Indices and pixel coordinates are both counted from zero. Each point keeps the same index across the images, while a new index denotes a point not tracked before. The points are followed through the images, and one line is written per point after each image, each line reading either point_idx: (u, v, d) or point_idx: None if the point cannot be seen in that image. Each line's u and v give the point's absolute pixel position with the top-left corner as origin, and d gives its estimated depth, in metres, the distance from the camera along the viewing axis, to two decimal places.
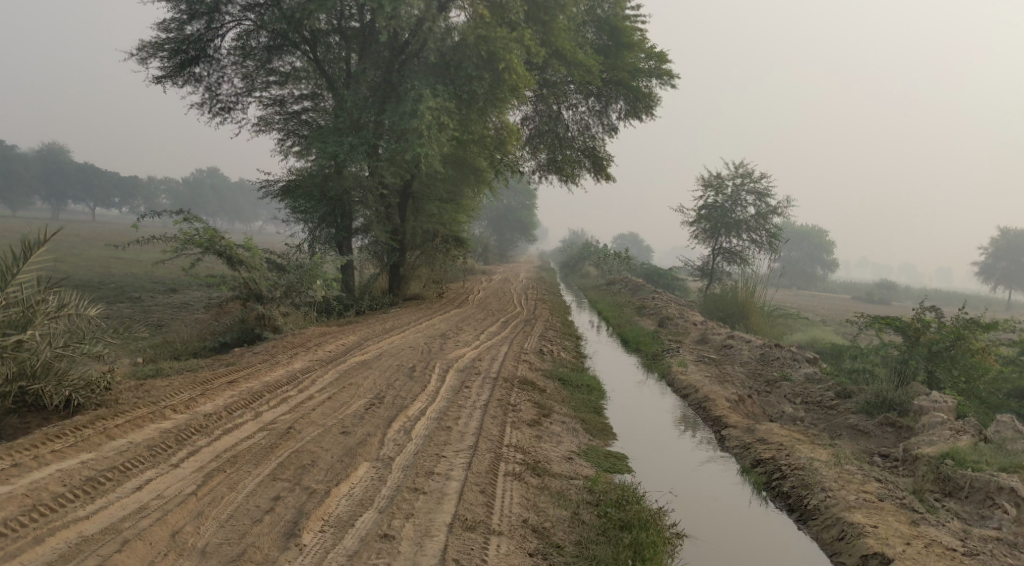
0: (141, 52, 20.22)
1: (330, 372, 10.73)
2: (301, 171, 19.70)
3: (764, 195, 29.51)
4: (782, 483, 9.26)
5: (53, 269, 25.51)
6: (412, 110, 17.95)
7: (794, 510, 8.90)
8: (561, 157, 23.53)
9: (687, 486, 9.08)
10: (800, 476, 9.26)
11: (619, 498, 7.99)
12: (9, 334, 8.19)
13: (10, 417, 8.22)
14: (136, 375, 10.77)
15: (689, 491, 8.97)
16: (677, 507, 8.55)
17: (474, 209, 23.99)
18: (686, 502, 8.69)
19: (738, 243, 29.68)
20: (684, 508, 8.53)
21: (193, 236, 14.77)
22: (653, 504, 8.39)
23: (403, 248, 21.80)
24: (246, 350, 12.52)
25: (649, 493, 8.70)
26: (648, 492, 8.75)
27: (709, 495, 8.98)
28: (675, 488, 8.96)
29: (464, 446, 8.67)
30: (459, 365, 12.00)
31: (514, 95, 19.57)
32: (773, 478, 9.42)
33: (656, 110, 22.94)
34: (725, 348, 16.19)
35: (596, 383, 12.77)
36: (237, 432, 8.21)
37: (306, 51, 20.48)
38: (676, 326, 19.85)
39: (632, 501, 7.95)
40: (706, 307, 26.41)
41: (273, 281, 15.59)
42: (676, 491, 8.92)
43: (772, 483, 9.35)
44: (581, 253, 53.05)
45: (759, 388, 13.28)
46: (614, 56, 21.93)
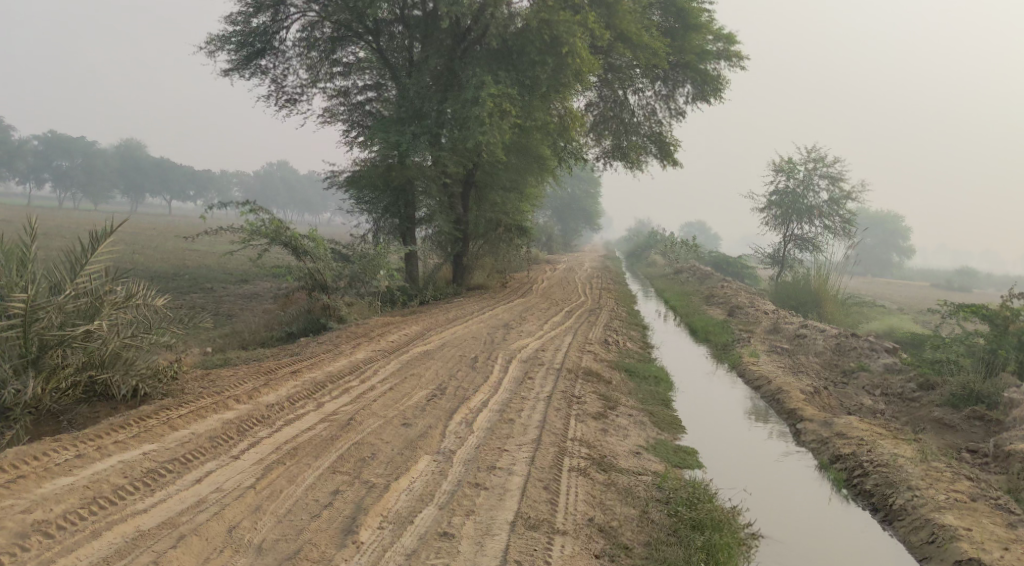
0: (209, 45, 20.54)
1: (392, 362, 10.67)
2: (365, 161, 19.71)
3: (838, 179, 28.52)
4: (865, 481, 8.81)
5: (129, 260, 26.28)
6: (475, 96, 17.91)
7: (878, 510, 8.44)
8: (627, 144, 22.87)
9: (762, 483, 8.70)
10: (884, 474, 8.78)
11: (689, 496, 7.67)
12: (78, 324, 8.31)
13: (80, 406, 8.41)
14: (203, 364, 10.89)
15: (764, 489, 8.59)
16: (752, 505, 8.18)
17: (538, 197, 23.76)
18: (762, 501, 8.31)
19: (811, 229, 28.78)
20: (759, 507, 8.17)
21: (259, 227, 14.86)
22: (726, 503, 8.05)
23: (466, 238, 21.69)
24: (311, 340, 12.56)
25: (722, 491, 8.35)
26: (721, 489, 8.40)
27: (785, 493, 8.58)
28: (749, 486, 8.58)
29: (528, 439, 8.47)
30: (522, 355, 11.81)
31: (578, 80, 19.08)
32: (854, 475, 8.97)
33: (724, 93, 22.27)
34: (798, 337, 15.62)
35: (663, 373, 12.44)
36: (298, 423, 8.17)
37: (370, 41, 20.51)
38: (746, 315, 19.30)
39: (705, 499, 7.63)
40: (777, 295, 25.67)
41: (338, 271, 15.69)
42: (750, 488, 8.54)
43: (854, 481, 8.90)
44: (647, 241, 52.47)
45: (835, 380, 12.74)
46: (681, 38, 21.41)
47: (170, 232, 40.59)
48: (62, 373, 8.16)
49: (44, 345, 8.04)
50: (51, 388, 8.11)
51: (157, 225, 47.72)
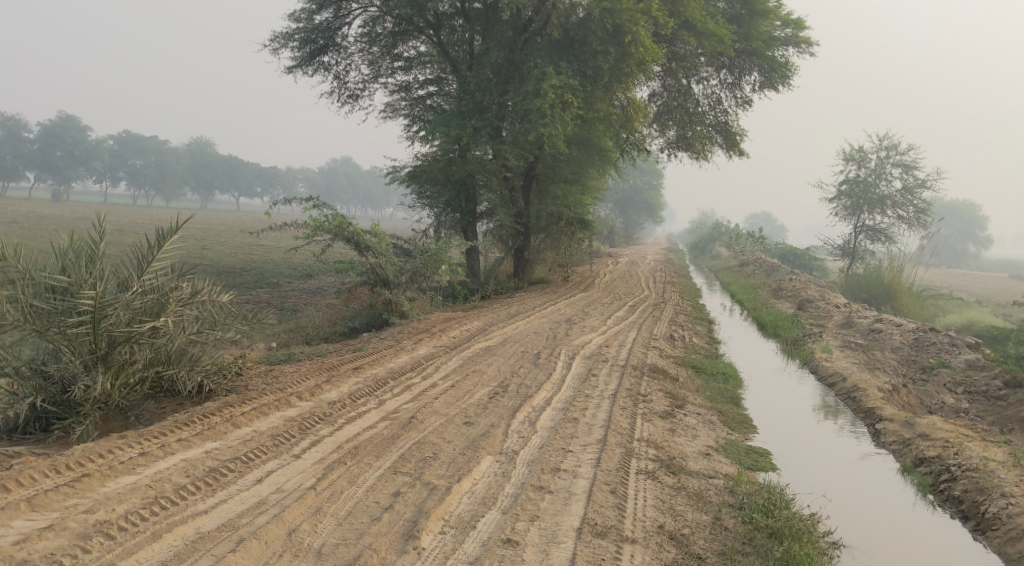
0: (273, 43, 20.78)
1: (454, 358, 10.57)
2: (426, 156, 19.67)
3: (911, 167, 27.43)
4: (952, 487, 8.34)
5: (198, 256, 26.89)
6: (536, 88, 17.69)
7: (969, 519, 7.97)
8: (691, 134, 22.21)
9: (841, 488, 8.30)
10: (974, 479, 8.29)
11: (765, 503, 7.38)
12: (145, 321, 8.39)
13: (148, 402, 8.56)
14: (268, 360, 10.99)
15: (843, 494, 8.19)
16: (832, 512, 7.81)
17: (600, 190, 23.44)
18: (842, 507, 7.93)
19: (883, 220, 27.74)
20: (839, 514, 7.79)
21: (322, 222, 14.96)
22: (804, 510, 7.69)
23: (528, 232, 21.46)
24: (373, 335, 12.56)
25: (799, 497, 7.99)
26: (798, 495, 8.04)
27: (866, 498, 8.17)
28: (827, 491, 8.20)
29: (592, 439, 8.25)
30: (585, 352, 11.59)
31: (641, 69, 18.53)
32: (941, 480, 8.50)
33: (793, 80, 21.65)
34: (873, 331, 15.00)
35: (732, 370, 12.07)
36: (360, 421, 8.12)
37: (431, 36, 20.47)
38: (817, 309, 18.67)
39: (782, 507, 7.30)
40: (848, 288, 24.82)
41: (400, 266, 15.68)
42: (829, 493, 8.16)
43: (940, 487, 8.44)
44: (711, 234, 51.59)
45: (914, 376, 12.17)
46: (748, 25, 20.83)
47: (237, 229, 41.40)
48: (130, 369, 8.28)
49: (113, 341, 8.14)
50: (119, 384, 8.24)
51: (226, 223, 48.79)
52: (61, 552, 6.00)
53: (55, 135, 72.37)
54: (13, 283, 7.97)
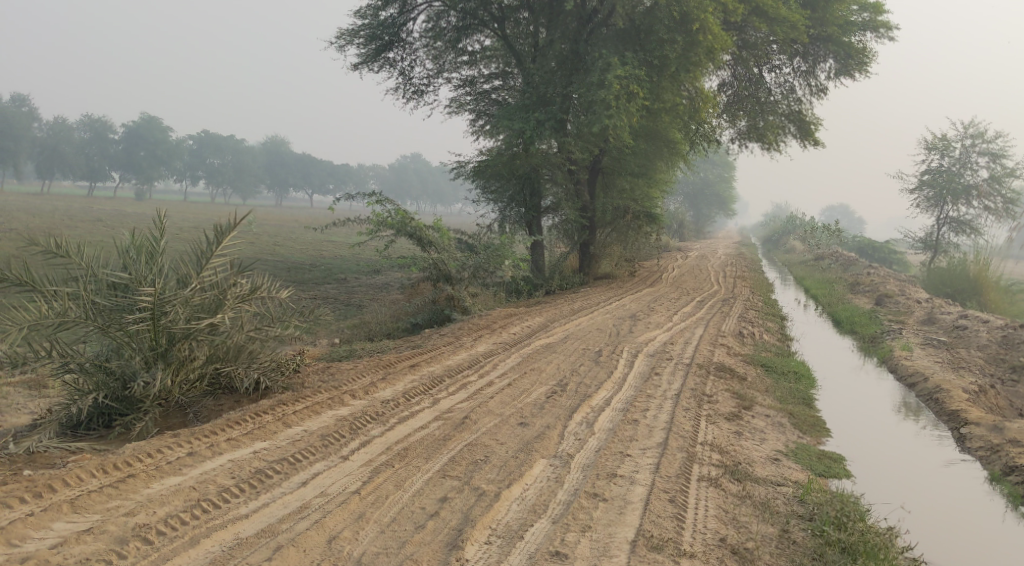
0: (339, 41, 20.90)
1: (513, 356, 10.35)
2: (490, 151, 19.53)
3: (999, 155, 26.03)
4: None
5: (270, 252, 27.37)
6: (600, 79, 17.33)
7: None
8: (763, 124, 21.49)
9: (922, 500, 7.77)
10: None
11: (838, 514, 6.95)
12: (202, 318, 8.42)
13: (206, 399, 8.62)
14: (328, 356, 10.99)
15: (924, 506, 7.67)
16: (912, 526, 7.31)
17: (668, 183, 22.90)
18: (923, 521, 7.41)
19: (968, 211, 26.40)
20: (920, 529, 7.28)
21: (385, 218, 14.93)
22: (880, 522, 7.22)
23: (593, 226, 21.13)
24: (434, 332, 12.45)
25: (876, 508, 7.51)
26: (876, 506, 7.56)
27: (949, 509, 7.65)
28: (906, 502, 7.69)
29: (653, 443, 7.93)
30: (649, 349, 11.22)
31: (710, 58, 18.04)
32: None
33: (871, 67, 20.68)
34: (957, 329, 14.18)
35: (805, 368, 11.54)
36: (412, 421, 7.99)
37: (495, 29, 20.32)
38: (896, 304, 17.84)
39: (855, 520, 6.86)
40: (930, 282, 23.70)
41: (462, 261, 15.53)
42: (908, 505, 7.66)
43: None
44: (785, 227, 50.22)
45: (1003, 376, 11.43)
46: (822, 10, 20.02)
47: (305, 224, 42.02)
48: (189, 366, 8.33)
49: (172, 338, 8.19)
50: (179, 380, 8.30)
51: (298, 219, 49.62)
52: (99, 556, 5.99)
53: (138, 135, 74.91)
54: (76, 280, 8.07)
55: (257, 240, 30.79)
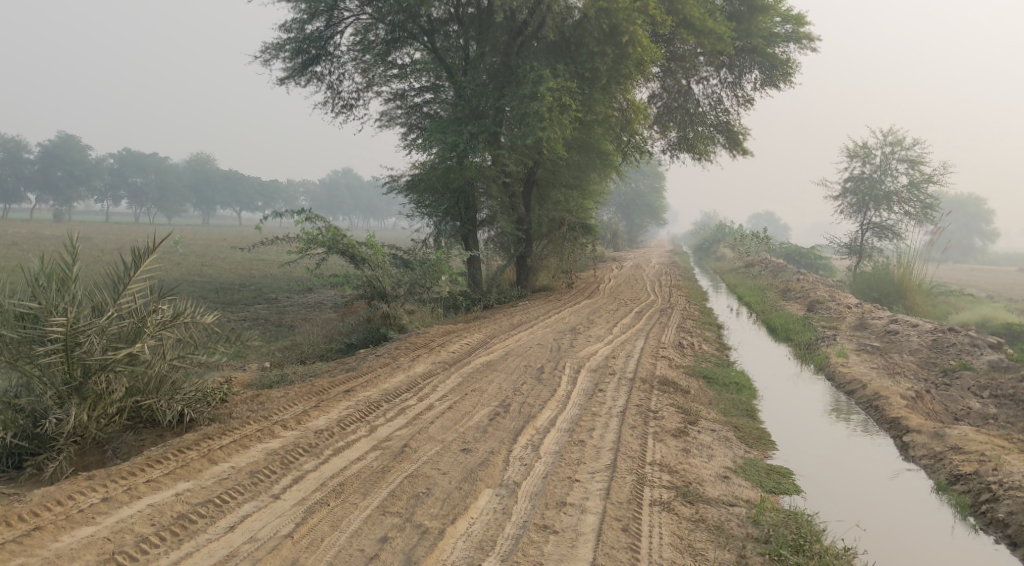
0: (263, 55, 20.35)
1: (453, 376, 10.03)
2: (423, 165, 19.21)
3: (917, 162, 26.90)
4: (996, 509, 7.78)
5: (195, 272, 26.44)
6: (533, 92, 17.20)
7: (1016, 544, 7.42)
8: (693, 134, 21.68)
9: (875, 516, 7.75)
10: (1020, 499, 7.73)
11: (794, 537, 6.88)
12: (120, 348, 7.91)
13: (127, 434, 8.06)
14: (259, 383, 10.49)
15: (878, 523, 7.65)
16: (869, 546, 7.27)
17: (602, 194, 22.93)
18: (879, 539, 7.38)
19: (890, 217, 27.16)
20: (877, 548, 7.25)
21: (315, 235, 14.40)
22: (836, 543, 7.17)
23: (529, 239, 20.95)
24: (370, 353, 12.05)
25: (832, 529, 7.44)
26: (831, 526, 7.49)
27: (901, 523, 7.67)
28: (861, 520, 7.65)
29: (601, 465, 7.72)
30: (591, 364, 11.04)
31: (640, 70, 18.05)
32: (981, 501, 7.95)
33: (795, 77, 21.15)
34: (888, 333, 14.43)
35: (745, 379, 11.52)
36: (348, 452, 7.62)
37: (425, 42, 20.07)
38: (828, 310, 18.13)
39: (812, 544, 6.80)
40: (856, 286, 24.26)
41: (397, 278, 15.14)
42: (862, 522, 7.63)
43: (981, 508, 7.89)
44: (715, 234, 51.08)
45: (936, 381, 11.62)
46: (747, 22, 20.33)
47: (231, 243, 40.92)
48: (108, 400, 7.79)
49: (87, 371, 7.67)
50: (96, 415, 7.76)
51: (226, 239, 48.31)
52: None
53: (54, 155, 72.02)
54: None
55: (181, 260, 29.71)
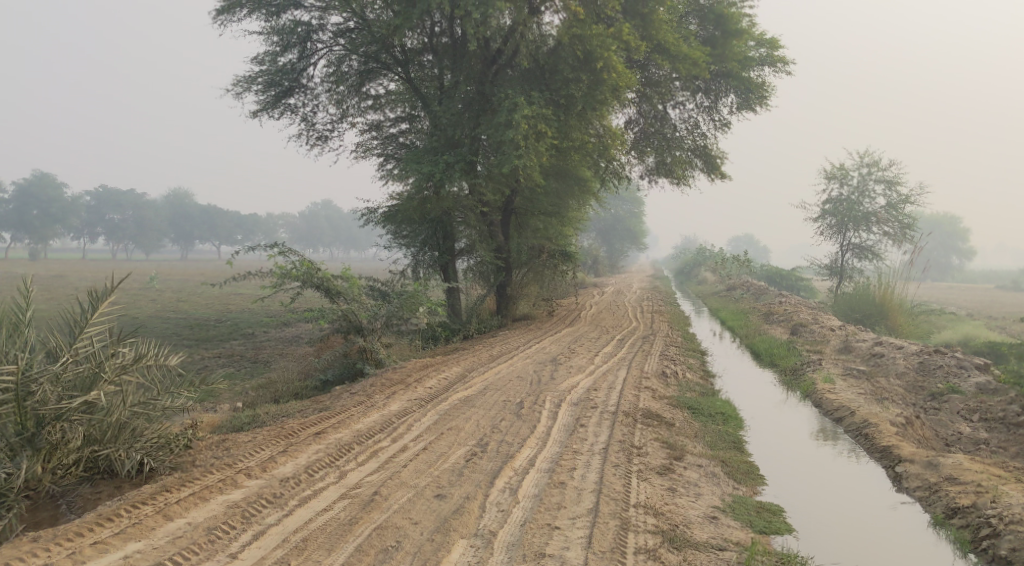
0: (235, 88, 20.09)
1: (430, 413, 9.69)
2: (400, 195, 18.96)
3: (894, 183, 26.96)
4: (997, 545, 7.53)
5: (169, 309, 25.89)
6: (508, 119, 17.00)
7: None
8: (670, 159, 21.50)
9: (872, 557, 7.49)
10: (1021, 534, 7.49)
11: None
12: (75, 396, 7.52)
13: (83, 486, 7.65)
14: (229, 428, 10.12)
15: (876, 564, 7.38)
16: None
17: (581, 221, 22.74)
18: None
19: (869, 237, 27.17)
20: None
21: (288, 269, 14.01)
22: None
23: (510, 267, 20.55)
24: (344, 390, 11.69)
25: None
26: None
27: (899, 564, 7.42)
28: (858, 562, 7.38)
29: (583, 509, 7.43)
30: (572, 398, 10.69)
31: (615, 96, 17.87)
32: (981, 536, 7.71)
33: (770, 100, 21.23)
34: (874, 356, 14.22)
35: (731, 408, 11.21)
36: (314, 502, 7.33)
37: (399, 73, 19.92)
38: (811, 333, 17.95)
39: None
40: (838, 308, 24.10)
41: (374, 311, 14.76)
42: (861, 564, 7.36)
43: (982, 544, 7.64)
44: (695, 258, 51.09)
45: (925, 405, 11.41)
46: (722, 46, 20.33)
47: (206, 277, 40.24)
48: (63, 451, 7.43)
49: (41, 421, 7.32)
50: (51, 467, 7.39)
51: (205, 274, 47.55)
52: None
53: (30, 194, 71.22)
54: None
55: (156, 297, 29.16)
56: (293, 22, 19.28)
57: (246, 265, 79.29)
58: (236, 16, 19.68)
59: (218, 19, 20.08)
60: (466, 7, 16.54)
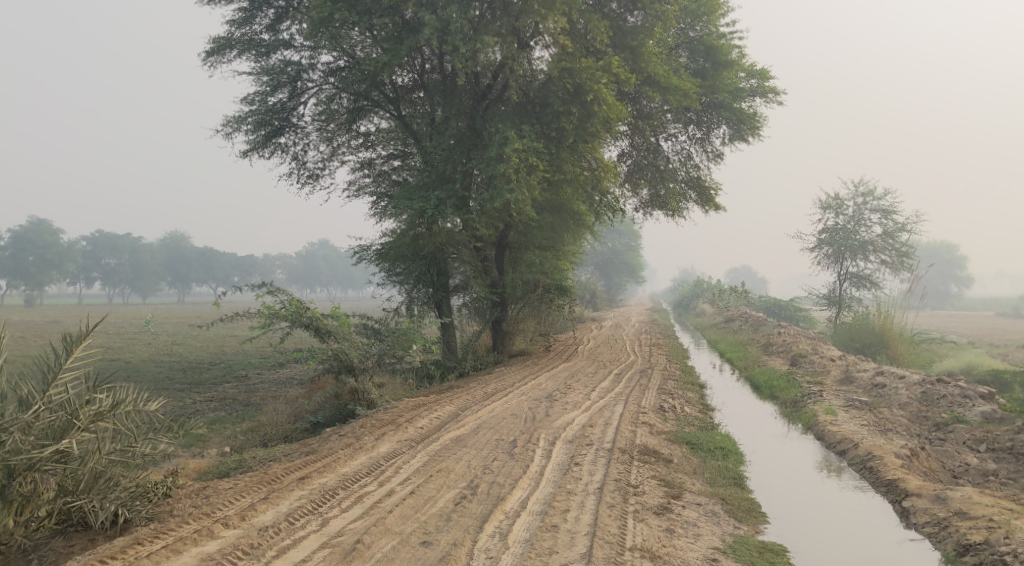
0: (225, 128, 20.04)
1: (420, 454, 9.43)
2: (392, 232, 18.81)
3: (890, 212, 26.89)
4: None
5: (161, 352, 25.54)
6: (499, 153, 16.92)
7: None
8: (665, 191, 21.36)
9: None
10: None
11: None
12: (47, 445, 7.30)
13: (56, 539, 7.39)
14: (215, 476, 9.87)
15: None
16: None
17: (576, 255, 22.56)
18: None
19: (867, 266, 27.00)
20: None
21: (277, 310, 13.74)
22: None
23: (504, 302, 20.38)
24: (332, 433, 11.39)
25: None
26: None
27: None
28: None
29: (576, 554, 7.17)
30: (567, 436, 10.38)
31: (607, 128, 17.81)
32: None
33: (762, 131, 21.13)
34: (876, 387, 13.91)
35: (731, 443, 10.90)
36: (294, 551, 7.12)
37: (391, 110, 19.91)
38: (812, 363, 17.66)
39: None
40: (838, 337, 23.82)
41: (365, 350, 14.45)
42: None
43: None
44: (693, 290, 50.89)
45: (930, 436, 11.12)
46: (713, 77, 20.36)
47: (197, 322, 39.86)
48: (35, 503, 7.25)
49: (12, 472, 7.09)
50: (23, 520, 7.18)
51: (199, 319, 45.98)
52: None
53: (27, 240, 71.06)
54: None
55: (150, 341, 28.84)
56: (283, 61, 19.29)
57: (253, 295, 64.95)
58: (225, 57, 19.70)
59: (207, 60, 20.11)
60: (455, 43, 16.53)
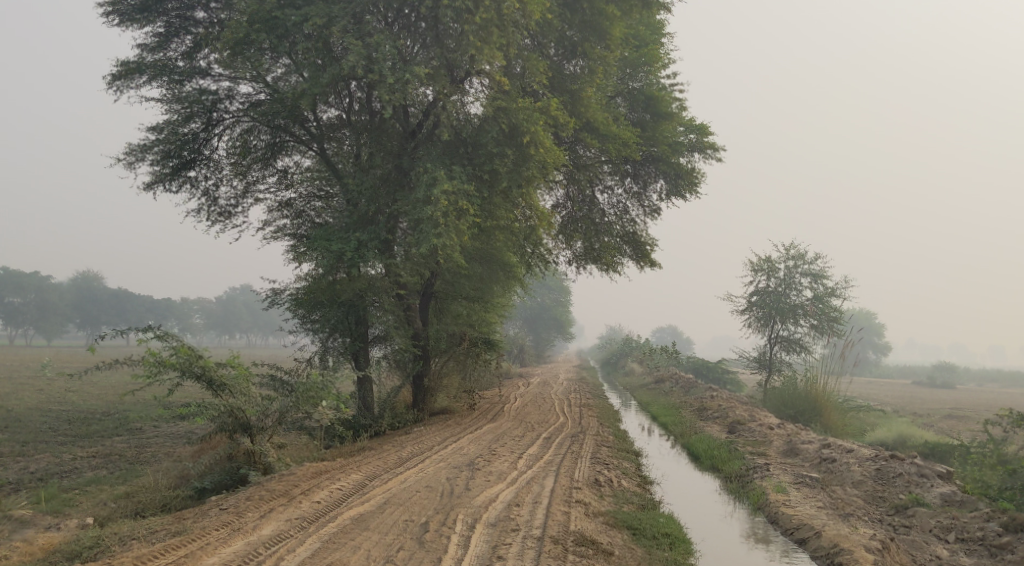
0: (128, 157, 18.26)
1: (309, 541, 8.41)
2: (309, 275, 17.24)
3: (820, 276, 26.51)
4: None
5: (48, 399, 22.88)
6: (426, 195, 15.66)
7: None
8: (599, 245, 20.28)
9: None
10: None
11: None
12: None
13: None
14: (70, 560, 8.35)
15: None
16: None
17: (504, 307, 21.21)
18: None
19: (797, 330, 26.34)
20: None
21: (162, 358, 11.88)
22: None
23: (427, 355, 18.72)
24: (216, 504, 9.80)
25: None
26: None
27: None
28: None
29: None
30: (490, 518, 9.08)
31: (542, 174, 16.84)
32: None
33: (700, 187, 20.29)
34: (823, 461, 12.84)
35: (675, 527, 9.73)
36: None
37: (313, 148, 18.52)
38: (752, 431, 16.57)
39: None
40: (770, 403, 22.89)
41: (265, 407, 12.77)
42: None
43: None
44: (621, 349, 49.96)
45: (890, 520, 10.14)
46: (652, 128, 19.61)
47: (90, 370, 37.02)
48: None
49: None
50: None
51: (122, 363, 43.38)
52: None
53: None
54: None
55: (43, 387, 26.06)
56: (198, 90, 17.74)
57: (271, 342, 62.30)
58: (133, 81, 18.00)
59: (113, 84, 18.37)
60: (382, 73, 15.30)
